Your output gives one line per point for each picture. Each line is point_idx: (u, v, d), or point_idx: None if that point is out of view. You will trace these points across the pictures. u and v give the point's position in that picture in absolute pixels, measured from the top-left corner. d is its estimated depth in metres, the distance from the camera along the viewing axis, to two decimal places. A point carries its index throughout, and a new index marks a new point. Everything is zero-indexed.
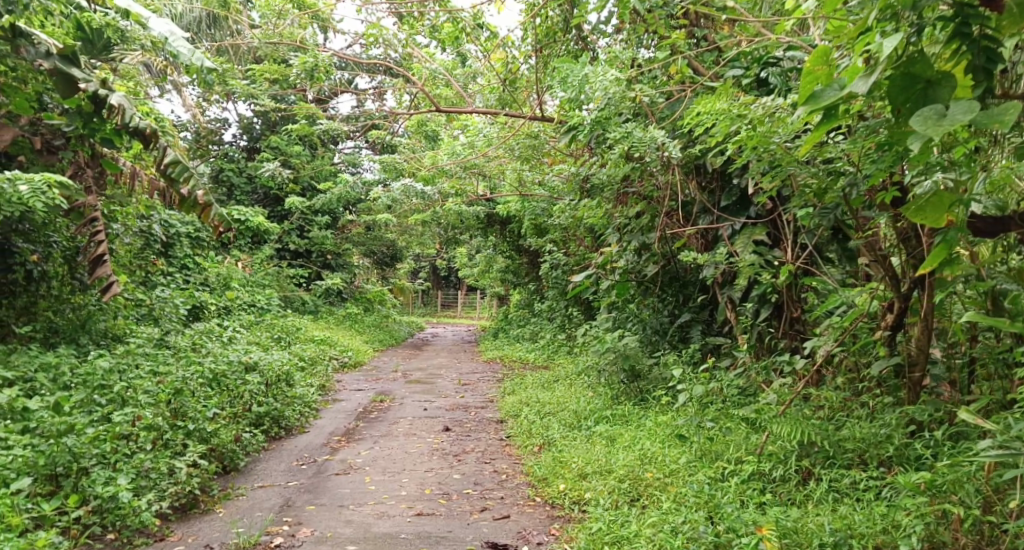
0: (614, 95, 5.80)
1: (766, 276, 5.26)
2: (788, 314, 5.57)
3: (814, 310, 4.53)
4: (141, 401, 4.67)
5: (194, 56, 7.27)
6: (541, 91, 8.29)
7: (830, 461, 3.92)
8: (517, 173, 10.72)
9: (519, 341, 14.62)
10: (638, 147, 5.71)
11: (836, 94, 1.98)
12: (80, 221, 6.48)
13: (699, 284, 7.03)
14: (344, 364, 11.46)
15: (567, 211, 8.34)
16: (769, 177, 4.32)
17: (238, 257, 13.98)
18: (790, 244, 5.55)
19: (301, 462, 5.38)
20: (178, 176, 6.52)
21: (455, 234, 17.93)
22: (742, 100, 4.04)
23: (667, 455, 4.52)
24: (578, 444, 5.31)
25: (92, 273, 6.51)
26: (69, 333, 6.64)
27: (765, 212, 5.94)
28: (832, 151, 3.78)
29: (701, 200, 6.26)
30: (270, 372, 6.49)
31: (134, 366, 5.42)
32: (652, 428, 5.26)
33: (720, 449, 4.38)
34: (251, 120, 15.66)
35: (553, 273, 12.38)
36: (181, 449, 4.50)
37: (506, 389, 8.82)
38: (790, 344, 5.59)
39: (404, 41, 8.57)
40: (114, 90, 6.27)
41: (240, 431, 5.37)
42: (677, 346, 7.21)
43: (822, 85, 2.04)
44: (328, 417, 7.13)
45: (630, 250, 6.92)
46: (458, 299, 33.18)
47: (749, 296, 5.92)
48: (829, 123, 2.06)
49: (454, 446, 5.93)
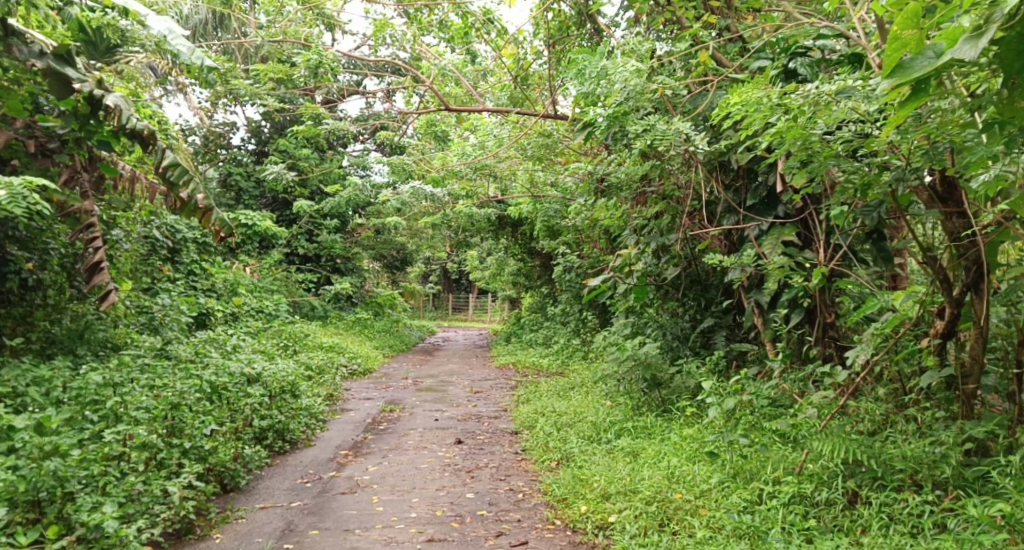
0: (634, 87, 5.49)
1: (798, 279, 4.93)
2: (821, 320, 5.23)
3: (854, 315, 4.20)
4: (135, 418, 4.39)
5: (194, 54, 7.01)
6: (554, 88, 8.00)
7: (879, 483, 3.60)
8: (529, 173, 10.44)
9: (532, 345, 14.36)
10: (661, 141, 5.39)
11: (928, 64, 1.77)
12: (76, 227, 6.28)
13: (722, 288, 6.71)
14: (354, 370, 11.20)
15: (581, 212, 8.04)
16: (805, 172, 3.99)
17: (246, 262, 13.76)
18: (823, 244, 5.21)
19: (306, 479, 5.10)
20: (178, 180, 6.25)
21: (465, 237, 17.66)
22: (781, 87, 3.70)
23: (697, 475, 4.20)
24: (599, 460, 4.99)
25: (89, 281, 6.28)
26: (67, 344, 6.33)
27: (795, 211, 5.61)
28: (879, 143, 3.45)
29: (726, 200, 5.96)
30: (274, 382, 6.21)
31: (131, 379, 5.14)
32: (678, 443, 4.94)
33: (755, 467, 4.07)
34: (259, 123, 15.48)
35: (566, 275, 12.07)
36: (177, 469, 4.23)
37: (520, 398, 8.51)
38: (824, 352, 5.26)
39: (412, 38, 8.31)
40: (111, 89, 6.00)
41: (241, 448, 5.08)
42: (699, 353, 6.89)
43: (910, 53, 1.83)
44: (336, 429, 6.85)
45: (649, 252, 6.61)
46: (468, 303, 32.93)
47: (778, 301, 5.59)
48: (919, 99, 1.85)
49: (467, 461, 5.63)
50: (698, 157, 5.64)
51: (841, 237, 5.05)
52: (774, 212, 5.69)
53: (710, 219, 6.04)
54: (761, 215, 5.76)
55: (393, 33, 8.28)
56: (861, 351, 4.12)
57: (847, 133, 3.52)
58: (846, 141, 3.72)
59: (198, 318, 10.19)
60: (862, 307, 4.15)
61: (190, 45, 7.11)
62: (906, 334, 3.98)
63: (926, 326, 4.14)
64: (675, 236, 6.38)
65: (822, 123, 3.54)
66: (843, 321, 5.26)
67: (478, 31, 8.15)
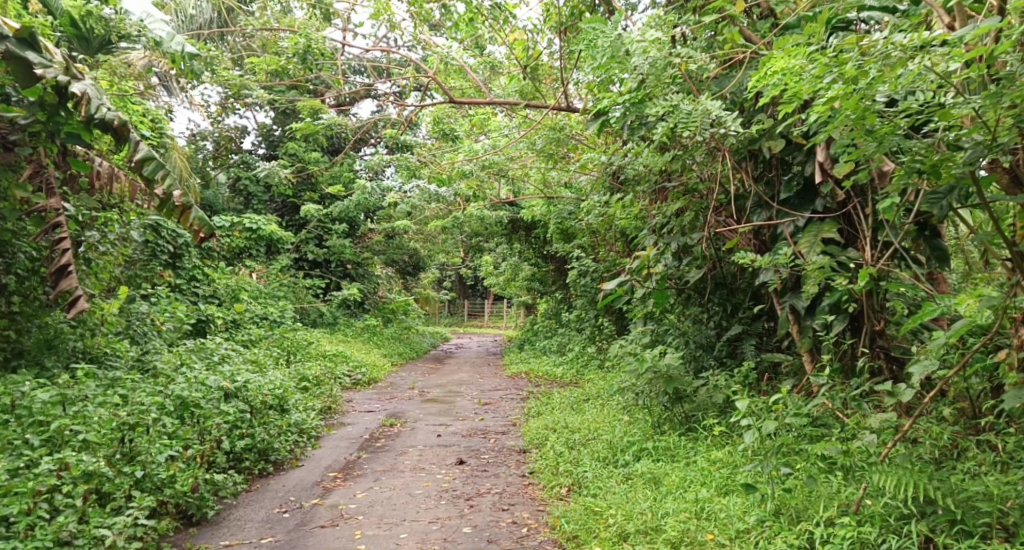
0: (653, 63, 4.88)
1: (843, 282, 4.28)
2: (869, 328, 4.58)
3: (911, 324, 3.56)
4: (80, 442, 3.87)
5: (173, 40, 6.46)
6: (566, 78, 7.42)
7: (960, 529, 2.97)
8: (541, 174, 9.85)
9: (546, 353, 13.74)
10: (687, 124, 4.78)
11: None
12: (40, 226, 5.80)
13: (750, 292, 6.06)
14: (358, 381, 10.65)
15: (596, 210, 7.41)
16: (857, 156, 3.37)
17: (252, 268, 13.14)
18: (869, 241, 4.58)
19: (285, 508, 4.53)
20: (154, 176, 5.67)
21: (478, 241, 17.07)
22: (841, 42, 3.03)
23: (731, 512, 3.59)
24: (615, 489, 4.38)
25: (56, 287, 5.75)
26: (34, 356, 5.94)
27: (835, 205, 4.96)
28: (956, 112, 2.82)
29: (756, 193, 5.34)
30: (256, 397, 5.64)
31: (88, 396, 4.61)
32: (706, 470, 4.33)
33: (801, 503, 3.45)
34: (269, 126, 15.13)
35: (581, 280, 11.43)
36: (123, 504, 3.71)
37: (531, 411, 7.89)
38: (872, 364, 4.60)
39: (416, 26, 7.79)
40: (80, 75, 5.53)
41: (211, 473, 4.53)
42: (726, 363, 6.24)
43: None
44: (329, 446, 6.27)
45: (669, 253, 5.98)
46: (484, 309, 32.36)
47: (817, 307, 4.92)
48: None
49: (466, 486, 5.02)
50: (724, 144, 5.05)
51: (891, 234, 4.41)
52: (811, 207, 5.05)
53: (738, 215, 5.43)
54: (797, 210, 5.13)
55: (400, 26, 7.80)
56: (924, 368, 3.48)
57: (915, 102, 2.90)
58: (911, 113, 3.12)
59: (196, 325, 9.66)
60: (921, 313, 3.52)
61: (170, 29, 6.58)
62: (980, 348, 3.32)
63: (1005, 336, 3.49)
64: (698, 235, 5.75)
65: (887, 89, 2.91)
66: (893, 328, 4.61)
67: (485, 18, 7.62)
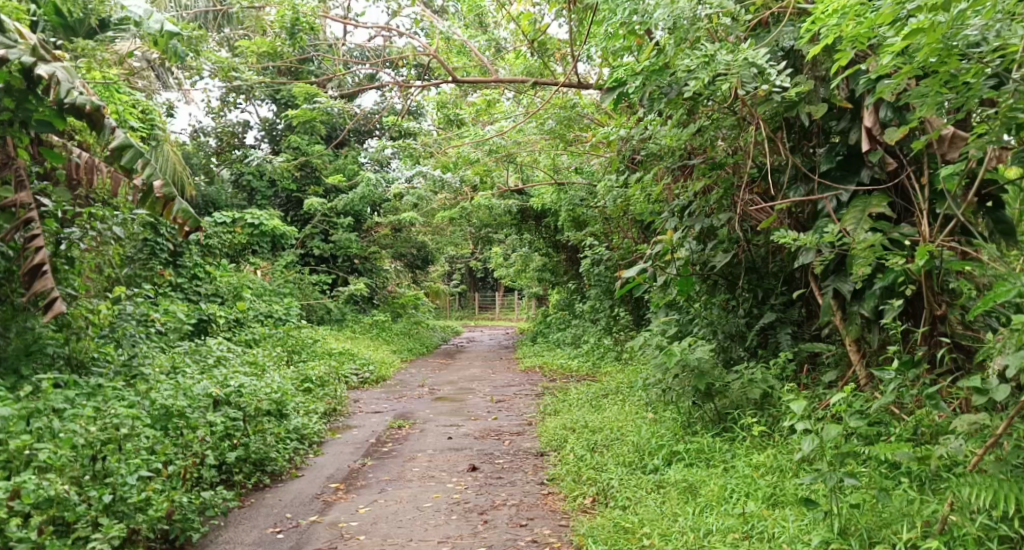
0: (680, 16, 4.36)
1: (901, 261, 3.76)
2: (928, 313, 4.08)
3: (982, 307, 3.07)
4: (40, 464, 3.44)
5: (151, 19, 6.02)
6: (577, 52, 6.90)
7: None
8: (552, 159, 9.34)
9: (560, 346, 13.27)
10: (725, 79, 4.26)
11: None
12: (11, 224, 5.37)
13: (783, 276, 5.51)
14: (364, 380, 10.22)
15: (612, 194, 6.90)
16: (932, 109, 2.87)
17: (256, 264, 12.70)
18: (926, 214, 4.07)
19: (280, 528, 4.09)
20: (133, 165, 5.20)
21: (486, 230, 16.56)
22: None
23: (788, 531, 3.18)
24: (647, 501, 3.94)
25: (29, 289, 5.34)
26: (9, 363, 5.44)
27: (884, 175, 4.43)
28: None
29: (793, 165, 4.82)
30: (250, 403, 5.17)
31: (61, 409, 4.17)
32: (749, 478, 3.87)
33: (872, 521, 3.06)
34: (272, 119, 14.69)
35: (595, 269, 10.91)
36: (87, 534, 3.26)
37: (546, 408, 7.41)
38: (930, 353, 4.11)
39: (415, 6, 7.25)
40: (49, 58, 5.08)
41: (197, 491, 4.09)
42: (757, 354, 5.69)
43: None
44: (331, 453, 5.81)
45: (693, 236, 5.48)
46: (495, 302, 31.94)
47: (867, 291, 4.40)
48: None
49: (480, 498, 4.55)
50: (756, 111, 4.57)
51: (953, 205, 3.90)
52: (856, 178, 4.51)
53: (772, 190, 4.89)
54: (840, 182, 4.60)
55: (401, 11, 7.31)
56: (1014, 357, 2.97)
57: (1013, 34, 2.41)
58: (1003, 53, 2.62)
59: (196, 325, 9.20)
60: (993, 295, 3.02)
61: (151, 7, 6.10)
62: None
63: None
64: (726, 216, 5.24)
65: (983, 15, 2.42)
66: (954, 311, 4.10)
67: None
